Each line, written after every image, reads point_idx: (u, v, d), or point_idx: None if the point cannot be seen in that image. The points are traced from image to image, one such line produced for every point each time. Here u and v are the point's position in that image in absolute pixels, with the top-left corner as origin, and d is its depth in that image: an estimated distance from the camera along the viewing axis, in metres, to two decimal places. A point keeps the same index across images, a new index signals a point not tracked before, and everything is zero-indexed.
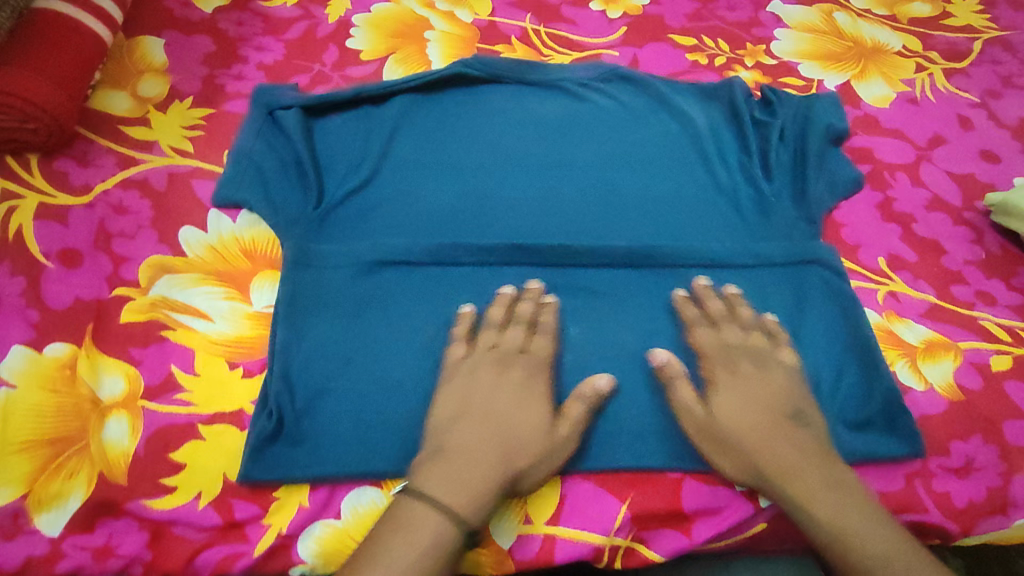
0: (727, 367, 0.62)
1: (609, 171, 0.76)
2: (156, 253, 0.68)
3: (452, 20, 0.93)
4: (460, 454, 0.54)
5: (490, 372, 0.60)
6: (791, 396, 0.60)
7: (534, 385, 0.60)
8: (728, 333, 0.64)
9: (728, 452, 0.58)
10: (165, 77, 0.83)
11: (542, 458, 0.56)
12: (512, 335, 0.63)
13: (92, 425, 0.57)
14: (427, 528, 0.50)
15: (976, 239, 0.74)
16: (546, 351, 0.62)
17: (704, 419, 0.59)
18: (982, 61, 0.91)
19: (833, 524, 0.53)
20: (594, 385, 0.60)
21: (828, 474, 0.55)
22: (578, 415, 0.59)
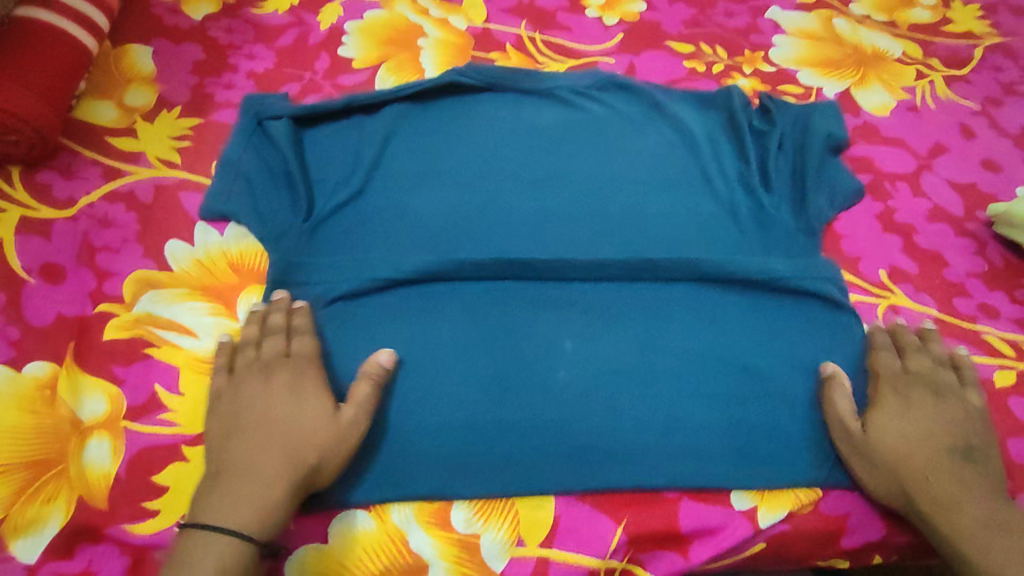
0: (902, 393, 0.59)
1: (604, 182, 0.74)
2: (140, 268, 0.67)
3: (446, 27, 0.91)
4: (236, 471, 0.51)
5: (254, 382, 0.57)
6: (961, 429, 0.57)
7: (301, 378, 0.57)
8: (914, 360, 0.61)
9: (869, 464, 0.57)
10: (153, 87, 0.82)
11: (328, 448, 0.54)
12: (269, 344, 0.59)
13: (72, 447, 0.55)
14: (210, 555, 0.47)
15: (978, 250, 0.72)
16: (313, 347, 0.60)
17: (860, 435, 0.58)
18: (983, 67, 0.90)
19: (980, 562, 0.50)
20: (375, 364, 0.59)
21: (985, 513, 0.52)
22: (363, 395, 0.57)
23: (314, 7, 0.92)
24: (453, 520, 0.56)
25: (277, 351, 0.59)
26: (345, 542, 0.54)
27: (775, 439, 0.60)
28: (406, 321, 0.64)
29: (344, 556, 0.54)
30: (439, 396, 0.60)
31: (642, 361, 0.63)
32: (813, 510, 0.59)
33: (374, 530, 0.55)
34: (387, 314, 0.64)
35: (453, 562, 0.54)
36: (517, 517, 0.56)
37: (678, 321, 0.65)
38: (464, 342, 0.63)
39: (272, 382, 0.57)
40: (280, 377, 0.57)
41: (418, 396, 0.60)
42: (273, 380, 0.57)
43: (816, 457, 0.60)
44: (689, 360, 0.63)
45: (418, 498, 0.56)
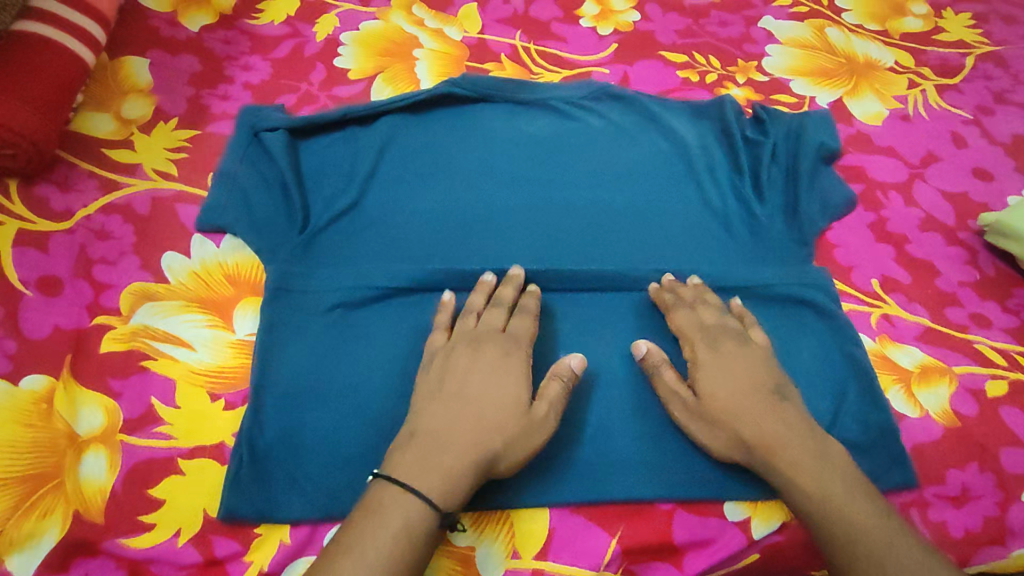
0: (709, 345, 0.60)
1: (599, 192, 0.75)
2: (137, 280, 0.67)
3: (441, 37, 0.92)
4: (431, 438, 0.52)
5: (488, 353, 0.58)
6: (769, 371, 0.58)
7: (509, 359, 0.58)
8: (705, 314, 0.63)
9: (706, 426, 0.57)
10: (150, 98, 0.82)
11: (519, 438, 0.54)
12: (490, 317, 0.61)
13: (68, 461, 0.56)
14: (399, 512, 0.48)
15: (969, 259, 0.73)
16: (528, 332, 0.61)
17: (693, 400, 0.58)
18: (974, 76, 0.91)
19: (822, 500, 0.51)
20: (571, 367, 0.59)
21: (809, 448, 0.54)
22: (556, 396, 0.57)
23: (310, 18, 0.93)
24: (449, 533, 0.56)
25: (513, 332, 0.60)
26: None
27: None
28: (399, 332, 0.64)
29: None
30: None
31: (635, 373, 0.63)
32: None
33: None
34: (382, 326, 0.64)
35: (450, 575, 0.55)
36: (513, 530, 0.57)
37: (671, 332, 0.66)
38: None
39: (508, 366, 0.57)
40: (517, 363, 0.58)
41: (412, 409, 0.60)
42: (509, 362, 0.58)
43: None
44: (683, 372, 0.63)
45: None
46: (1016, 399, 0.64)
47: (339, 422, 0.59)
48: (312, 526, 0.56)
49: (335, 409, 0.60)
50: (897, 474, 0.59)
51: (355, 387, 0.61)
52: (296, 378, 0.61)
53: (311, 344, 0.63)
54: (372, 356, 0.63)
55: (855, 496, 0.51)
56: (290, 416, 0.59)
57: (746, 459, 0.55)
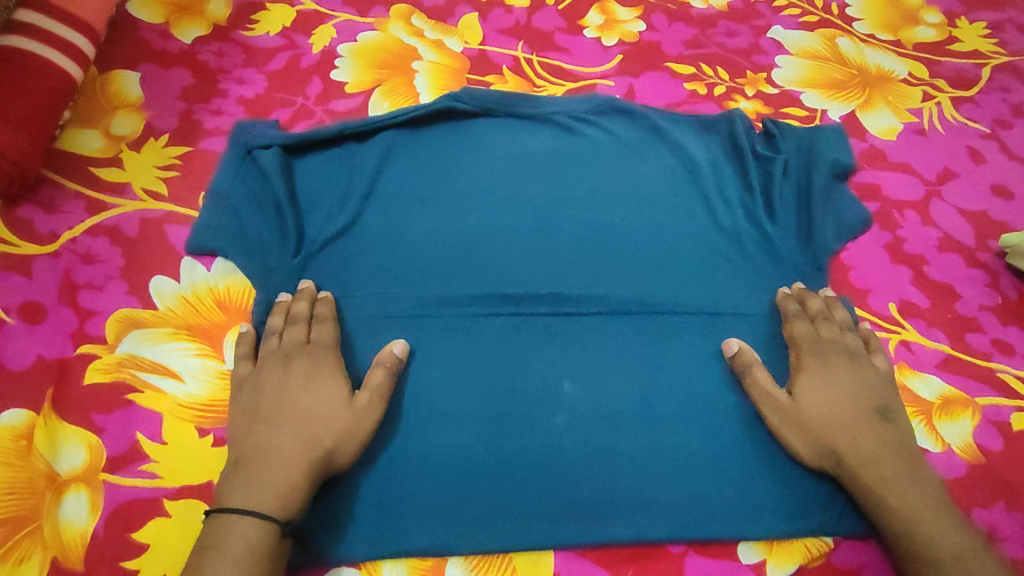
0: (818, 357, 0.60)
1: (605, 212, 0.72)
2: (124, 306, 0.64)
3: (441, 49, 0.89)
4: (259, 457, 0.51)
5: (275, 370, 0.57)
6: (880, 392, 0.58)
7: (319, 365, 0.57)
8: (825, 329, 0.62)
9: (797, 430, 0.57)
10: (140, 114, 0.80)
11: (346, 432, 0.54)
12: (292, 333, 0.59)
13: (47, 503, 0.53)
14: (238, 535, 0.47)
15: (990, 282, 0.70)
16: (331, 337, 0.60)
17: (788, 404, 0.58)
18: (991, 88, 0.88)
19: (910, 517, 0.52)
20: (388, 352, 0.59)
21: (906, 469, 0.54)
22: (378, 382, 0.57)
23: (306, 29, 0.90)
24: None
25: (316, 339, 0.59)
26: None
27: (782, 486, 0.58)
28: None
29: None
30: (433, 443, 0.58)
31: (643, 405, 0.60)
32: (823, 562, 0.56)
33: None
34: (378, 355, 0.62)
35: None
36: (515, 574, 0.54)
37: (680, 359, 0.63)
38: (459, 385, 0.60)
39: (323, 371, 0.57)
40: (330, 368, 0.57)
41: (413, 441, 0.57)
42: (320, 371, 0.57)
43: (825, 505, 0.57)
44: (692, 402, 0.61)
45: (411, 554, 0.54)
46: None
47: None
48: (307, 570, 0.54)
49: None
50: None
51: None
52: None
53: None
54: None
55: (948, 523, 0.51)
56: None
57: (836, 467, 0.55)
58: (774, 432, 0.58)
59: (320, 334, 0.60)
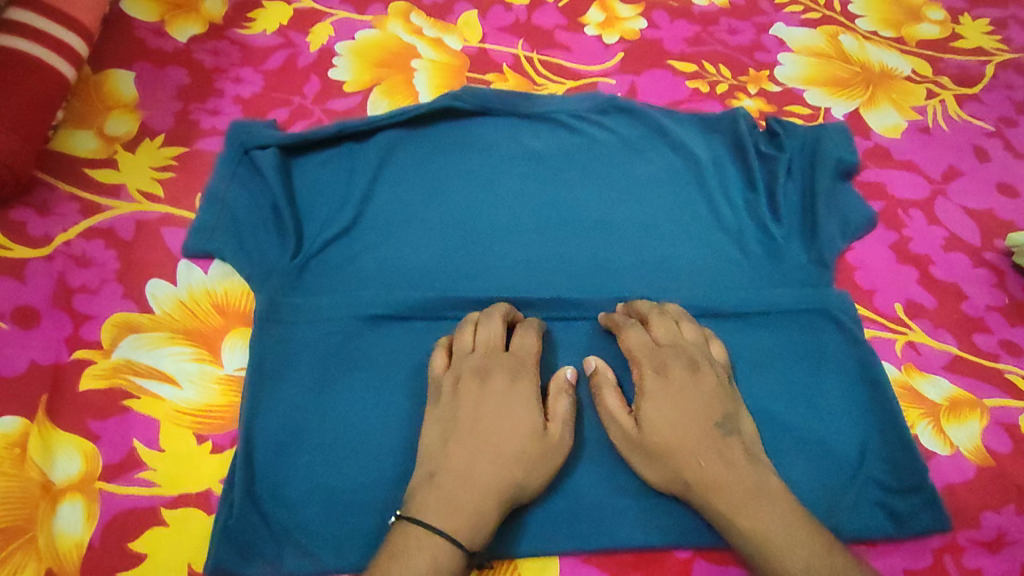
0: (657, 369, 0.56)
1: (606, 212, 0.71)
2: (120, 310, 0.63)
3: (440, 47, 0.88)
4: (452, 477, 0.50)
5: (502, 379, 0.55)
6: (721, 403, 0.54)
7: (518, 384, 0.55)
8: (659, 331, 0.59)
9: (646, 458, 0.53)
10: (135, 114, 0.78)
11: (538, 462, 0.52)
12: (485, 332, 0.58)
13: (42, 513, 0.52)
14: (424, 555, 0.46)
15: (997, 282, 0.69)
16: (533, 349, 0.58)
17: (633, 430, 0.54)
18: (995, 86, 0.87)
19: (756, 534, 0.48)
20: (563, 376, 0.58)
21: (752, 483, 0.50)
22: (567, 411, 0.56)
23: (303, 27, 0.89)
24: None
25: (525, 354, 0.58)
26: None
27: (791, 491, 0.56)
28: (393, 364, 0.61)
29: None
30: None
31: None
32: None
33: None
34: (378, 358, 0.61)
35: None
36: None
37: None
38: None
39: (521, 391, 0.55)
40: (524, 383, 0.55)
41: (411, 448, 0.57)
42: (516, 388, 0.55)
43: (832, 507, 0.56)
44: None
45: None
46: None
47: (332, 464, 0.56)
48: None
49: (325, 449, 0.56)
50: (929, 518, 0.56)
51: (348, 426, 0.58)
52: (286, 418, 0.57)
53: (302, 379, 0.59)
54: (365, 390, 0.59)
55: (793, 533, 0.47)
56: (283, 458, 0.56)
57: (683, 492, 0.52)
58: (626, 460, 0.55)
59: (527, 345, 0.58)
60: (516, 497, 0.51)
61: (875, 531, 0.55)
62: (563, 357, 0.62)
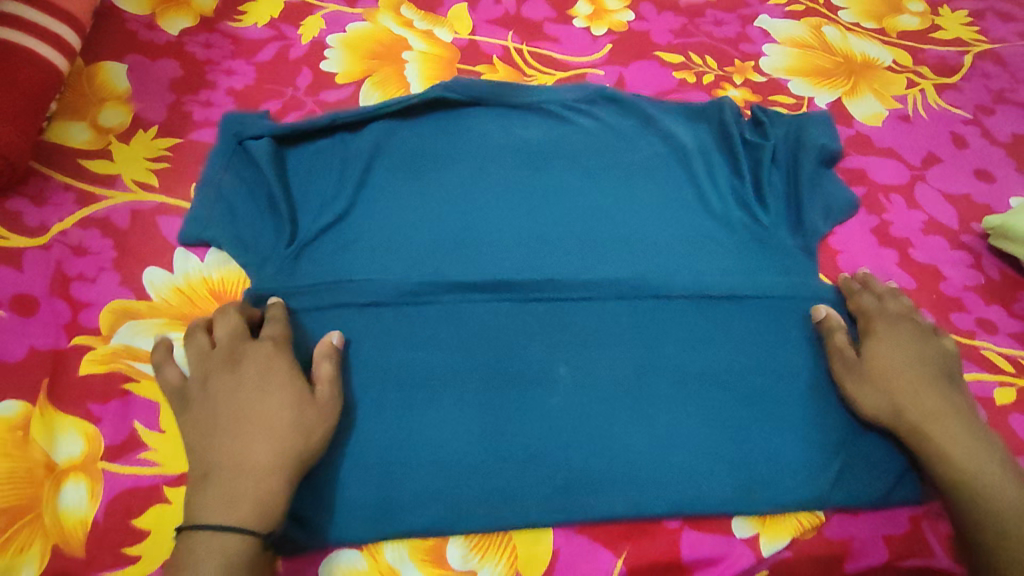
0: (891, 324, 0.62)
1: (597, 199, 0.73)
2: (118, 297, 0.64)
3: (431, 39, 0.89)
4: (227, 467, 0.50)
5: (251, 362, 0.55)
6: (950, 364, 0.59)
7: (273, 362, 0.55)
8: (892, 301, 0.64)
9: (863, 383, 0.59)
10: (128, 106, 0.79)
11: (313, 428, 0.53)
12: (227, 323, 0.58)
13: (46, 492, 0.53)
14: (211, 553, 0.46)
15: (974, 263, 0.72)
16: (282, 332, 0.59)
17: (856, 359, 0.60)
18: (973, 75, 0.89)
19: (973, 468, 0.52)
20: (326, 342, 0.59)
21: (974, 431, 0.55)
22: (327, 373, 0.57)
23: (295, 20, 0.90)
24: (448, 557, 0.54)
25: (269, 335, 0.58)
26: None
27: (775, 464, 0.58)
28: (388, 347, 0.61)
29: None
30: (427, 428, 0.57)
31: (634, 381, 0.61)
32: (816, 534, 0.57)
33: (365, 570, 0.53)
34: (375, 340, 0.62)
35: None
36: (515, 552, 0.54)
37: (673, 339, 0.63)
38: (456, 370, 0.60)
39: (266, 364, 0.55)
40: (254, 359, 0.55)
41: (404, 428, 0.57)
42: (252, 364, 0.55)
43: (815, 478, 0.58)
44: (684, 380, 0.61)
45: (412, 535, 0.54)
46: None
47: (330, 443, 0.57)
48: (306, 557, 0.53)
49: None
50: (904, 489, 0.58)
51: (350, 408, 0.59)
52: (396, 382, 0.60)
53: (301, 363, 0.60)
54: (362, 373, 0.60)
55: (1010, 480, 0.52)
56: (398, 416, 0.58)
57: (898, 424, 0.56)
58: (839, 387, 0.60)
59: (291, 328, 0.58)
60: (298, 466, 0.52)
61: (856, 500, 0.57)
62: (554, 336, 0.62)
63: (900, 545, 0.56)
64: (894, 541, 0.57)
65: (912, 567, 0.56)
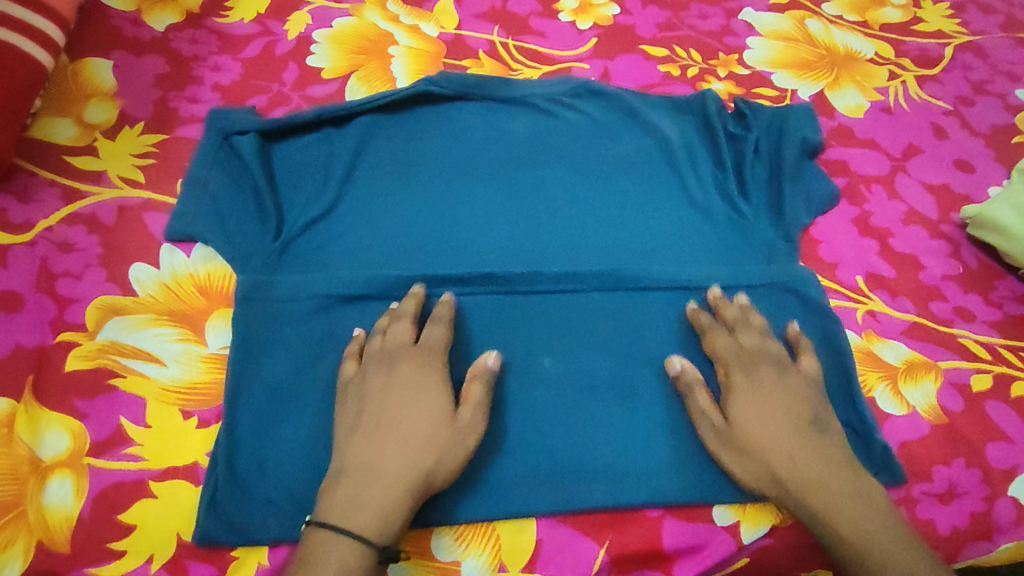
0: (744, 371, 0.59)
1: (582, 192, 0.73)
2: (105, 293, 0.64)
3: (417, 34, 0.90)
4: (358, 471, 0.51)
5: (407, 369, 0.57)
6: (812, 404, 0.57)
7: (427, 375, 0.57)
8: (745, 337, 0.60)
9: (733, 452, 0.55)
10: (113, 102, 0.79)
11: (448, 449, 0.53)
12: (399, 331, 0.59)
13: (31, 488, 0.53)
14: (333, 556, 0.47)
15: (952, 252, 0.73)
16: (442, 341, 0.59)
17: (725, 427, 0.56)
18: (954, 67, 0.90)
19: (857, 535, 0.50)
20: (481, 363, 0.57)
21: (851, 485, 0.52)
22: (480, 395, 0.56)
23: (281, 15, 0.90)
24: (433, 548, 0.53)
25: (437, 349, 0.58)
26: None
27: None
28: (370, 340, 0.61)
29: None
30: None
31: (617, 370, 0.61)
32: (797, 522, 0.56)
33: None
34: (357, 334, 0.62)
35: None
36: (500, 542, 0.54)
37: (656, 330, 0.64)
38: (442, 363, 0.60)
39: (427, 380, 0.56)
40: (427, 373, 0.57)
41: None
42: (426, 376, 0.57)
43: None
44: (667, 370, 0.61)
45: None
46: (1001, 393, 0.64)
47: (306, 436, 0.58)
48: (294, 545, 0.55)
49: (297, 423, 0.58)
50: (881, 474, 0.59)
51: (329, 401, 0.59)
52: None
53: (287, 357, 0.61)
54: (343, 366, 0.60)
55: (900, 544, 0.49)
56: None
57: (778, 493, 0.54)
58: (714, 459, 0.57)
59: (438, 338, 0.59)
60: (434, 482, 0.52)
61: None
62: (538, 327, 0.63)
63: None
64: None
65: None
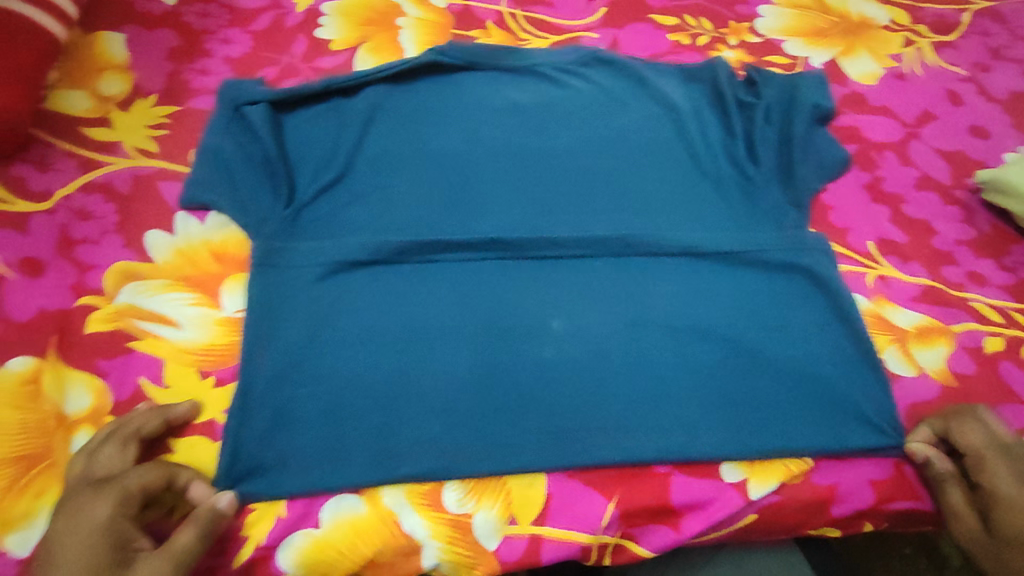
0: (1011, 474, 0.53)
1: (590, 159, 0.73)
2: (121, 259, 0.65)
3: (425, 5, 0.89)
4: None
5: (76, 508, 0.48)
6: None
7: (94, 511, 0.47)
8: (995, 430, 0.55)
9: (990, 556, 0.52)
10: (126, 74, 0.80)
11: None
12: (104, 457, 0.52)
13: (58, 442, 0.55)
14: None
15: (965, 218, 0.72)
16: (136, 471, 0.50)
17: (984, 534, 0.53)
18: (970, 33, 0.89)
19: None
20: (209, 506, 0.50)
21: None
22: (182, 546, 0.47)
23: None
24: (445, 501, 0.54)
25: (130, 485, 0.49)
26: (339, 527, 0.53)
27: (765, 412, 0.59)
28: (384, 303, 0.62)
29: (337, 539, 0.53)
30: (433, 376, 0.58)
31: (625, 332, 0.61)
32: (804, 480, 0.57)
33: (365, 514, 0.53)
34: (372, 297, 0.62)
35: (448, 542, 0.53)
36: (509, 497, 0.55)
37: (668, 295, 0.64)
38: (452, 326, 0.61)
39: (90, 516, 0.47)
40: (100, 505, 0.47)
41: (398, 381, 0.58)
42: (91, 510, 0.47)
43: (807, 426, 0.58)
44: (675, 332, 0.62)
45: (409, 480, 0.54)
46: (1014, 354, 0.64)
47: (322, 395, 0.57)
48: (307, 499, 0.54)
49: (312, 382, 0.58)
50: (896, 434, 0.59)
51: (342, 360, 0.59)
52: (389, 337, 0.60)
53: (303, 318, 0.61)
54: (358, 327, 0.61)
55: None
56: (389, 368, 0.59)
57: None
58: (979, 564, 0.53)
59: (142, 476, 0.50)
60: None
61: (847, 447, 0.58)
62: (549, 290, 0.63)
63: (888, 490, 0.57)
64: (882, 486, 0.58)
65: (897, 509, 0.58)
